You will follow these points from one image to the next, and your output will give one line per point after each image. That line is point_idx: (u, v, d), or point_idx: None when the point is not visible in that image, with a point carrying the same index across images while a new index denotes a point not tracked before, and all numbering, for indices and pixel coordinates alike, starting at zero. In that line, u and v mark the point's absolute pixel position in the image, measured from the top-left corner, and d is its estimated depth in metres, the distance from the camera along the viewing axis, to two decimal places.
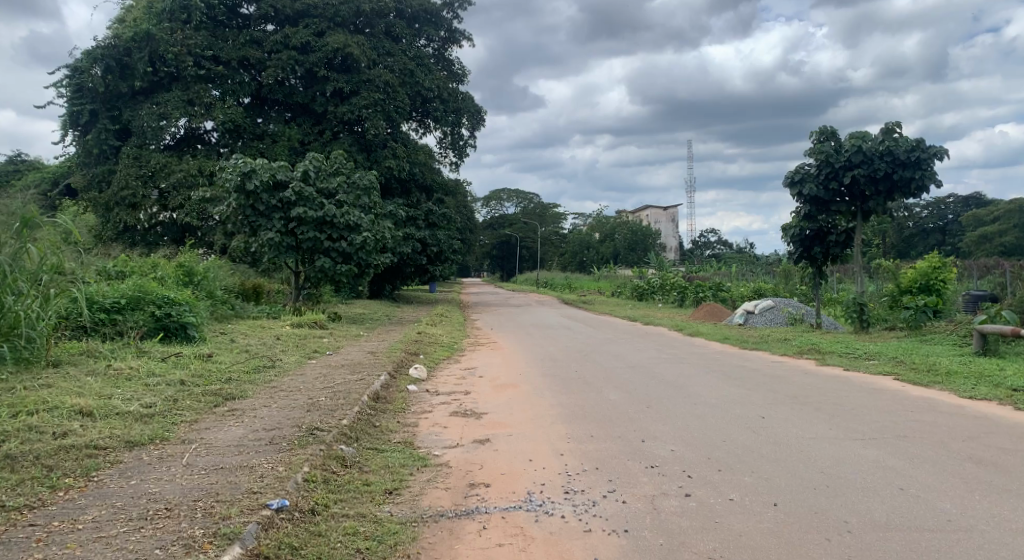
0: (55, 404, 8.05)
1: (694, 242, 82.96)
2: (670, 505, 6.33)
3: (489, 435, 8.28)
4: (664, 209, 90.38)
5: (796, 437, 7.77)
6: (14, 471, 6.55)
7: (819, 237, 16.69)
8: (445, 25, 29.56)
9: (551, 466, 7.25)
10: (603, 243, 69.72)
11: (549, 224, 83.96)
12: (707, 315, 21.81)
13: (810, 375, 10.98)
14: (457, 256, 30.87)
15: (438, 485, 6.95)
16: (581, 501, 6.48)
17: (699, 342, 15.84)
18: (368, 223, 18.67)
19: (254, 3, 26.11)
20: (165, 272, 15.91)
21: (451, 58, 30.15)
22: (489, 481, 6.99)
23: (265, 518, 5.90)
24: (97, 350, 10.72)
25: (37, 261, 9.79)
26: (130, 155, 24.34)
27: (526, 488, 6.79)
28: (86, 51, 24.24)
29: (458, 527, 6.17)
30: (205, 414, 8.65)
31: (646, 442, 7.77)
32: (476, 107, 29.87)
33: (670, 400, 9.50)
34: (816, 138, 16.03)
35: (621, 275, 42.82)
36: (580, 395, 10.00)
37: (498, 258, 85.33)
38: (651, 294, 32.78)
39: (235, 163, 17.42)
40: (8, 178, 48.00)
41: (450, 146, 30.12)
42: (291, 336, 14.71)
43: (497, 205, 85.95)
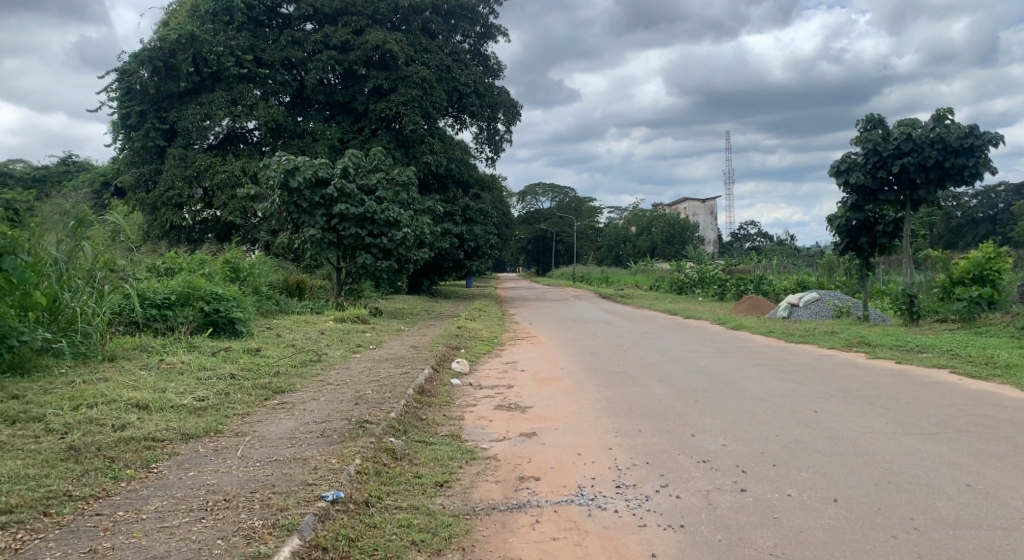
0: (112, 398, 8.20)
1: (734, 235, 82.34)
2: (727, 501, 6.28)
3: (535, 429, 8.28)
4: (702, 202, 89.79)
5: (853, 432, 7.68)
6: (78, 461, 6.68)
7: (866, 228, 16.55)
8: (480, 20, 29.57)
9: (600, 461, 7.22)
10: (640, 237, 69.44)
11: (585, 218, 83.74)
12: (749, 309, 21.63)
13: (861, 368, 10.83)
14: (495, 251, 30.83)
15: (489, 478, 6.96)
16: (634, 496, 6.46)
17: (744, 335, 15.70)
18: (408, 220, 18.75)
19: (294, 4, 26.38)
20: (213, 268, 16.14)
21: (486, 53, 30.12)
22: (538, 474, 6.99)
23: (321, 510, 5.95)
24: (149, 345, 10.89)
25: (91, 258, 10.19)
26: (176, 155, 24.70)
27: (577, 482, 6.78)
28: (132, 54, 24.63)
29: (511, 520, 6.18)
30: (256, 407, 8.76)
31: (696, 437, 7.73)
32: (512, 101, 29.77)
33: (717, 394, 9.42)
34: (864, 126, 15.81)
35: (657, 269, 42.44)
36: (624, 388, 9.97)
37: (534, 253, 85.47)
38: (691, 288, 32.56)
39: (279, 160, 17.64)
40: (58, 180, 49.07)
41: (486, 140, 30.14)
42: (334, 331, 14.83)
43: (532, 199, 85.86)
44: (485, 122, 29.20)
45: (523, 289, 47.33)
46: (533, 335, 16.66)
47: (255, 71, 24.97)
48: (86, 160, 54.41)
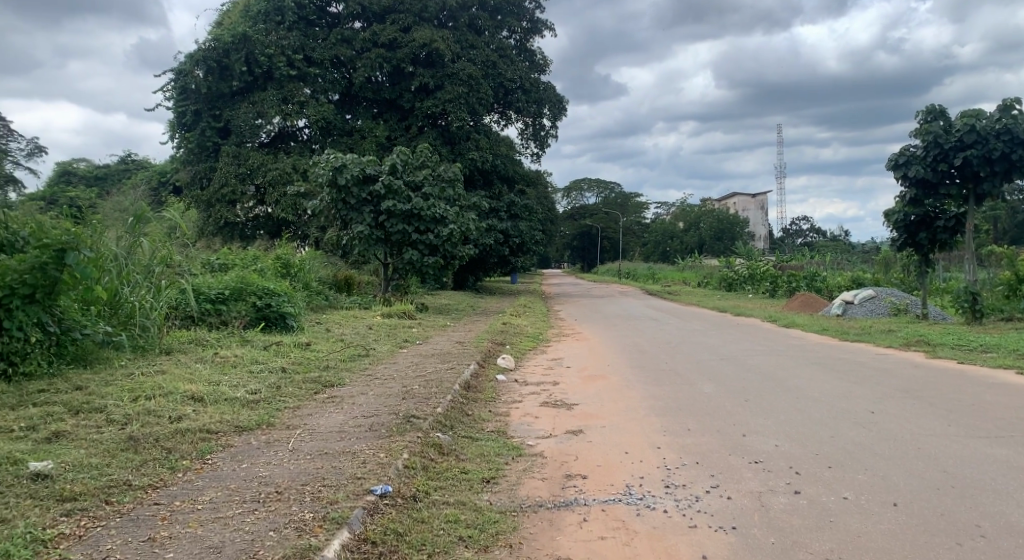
0: (169, 390, 8.44)
1: (785, 231, 81.26)
2: (780, 503, 6.27)
3: (582, 426, 8.33)
4: (753, 197, 88.78)
5: (913, 434, 7.60)
6: (137, 451, 6.89)
7: (925, 223, 16.27)
8: (527, 15, 29.56)
9: (648, 460, 7.24)
10: (688, 232, 68.85)
11: (632, 214, 83.35)
12: (801, 306, 21.39)
13: (921, 369, 10.67)
14: (539, 247, 30.70)
15: (535, 475, 7.03)
16: (683, 496, 6.48)
17: (796, 333, 15.56)
18: (454, 216, 18.88)
19: (343, 2, 26.71)
20: (265, 264, 16.45)
21: (533, 49, 30.11)
22: (585, 473, 7.04)
23: (370, 504, 6.07)
24: (204, 339, 11.15)
25: (149, 255, 10.49)
26: (229, 153, 25.19)
27: (625, 480, 6.82)
28: (188, 54, 25.16)
29: (559, 518, 6.24)
30: (306, 401, 8.95)
31: (747, 437, 7.71)
32: (558, 97, 29.71)
33: (769, 394, 9.37)
34: (924, 118, 15.54)
35: (706, 265, 42.05)
36: (672, 387, 9.96)
37: (580, 249, 85.35)
38: (741, 285, 32.25)
39: (327, 158, 17.92)
40: (118, 178, 50.49)
41: (532, 136, 30.15)
42: (381, 326, 15.02)
43: (578, 195, 85.62)
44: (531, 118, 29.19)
45: (569, 285, 47.32)
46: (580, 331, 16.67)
47: (306, 70, 25.35)
48: (144, 160, 55.85)
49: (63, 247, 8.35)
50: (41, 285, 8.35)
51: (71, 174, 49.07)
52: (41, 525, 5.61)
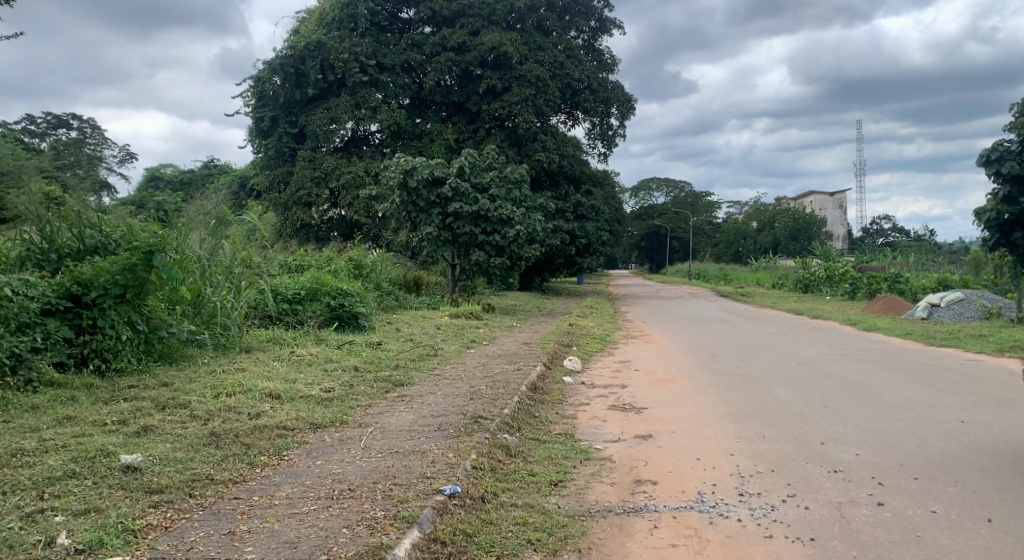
0: (248, 387, 8.76)
1: (864, 230, 79.37)
2: (861, 514, 6.23)
3: (651, 430, 8.36)
4: (831, 196, 86.94)
5: (1006, 445, 7.45)
6: (218, 446, 7.19)
7: (1021, 222, 15.64)
8: (595, 14, 29.50)
9: (721, 466, 7.25)
10: (762, 232, 67.78)
11: (702, 213, 82.41)
12: (883, 308, 20.95)
13: (1011, 376, 10.41)
14: (606, 247, 30.55)
15: (604, 479, 7.09)
16: (758, 505, 6.48)
17: (876, 337, 15.26)
18: (520, 217, 19.01)
19: (413, 8, 27.17)
20: (338, 265, 16.88)
21: (601, 48, 29.99)
22: (655, 478, 7.08)
23: (439, 504, 6.22)
24: (281, 338, 11.50)
25: (229, 256, 11.31)
26: (305, 157, 25.93)
27: (697, 488, 6.84)
28: (266, 62, 26.15)
29: (628, 524, 6.30)
30: (377, 399, 9.17)
31: (826, 444, 7.66)
32: (626, 96, 29.58)
33: (848, 400, 9.26)
34: (1019, 111, 15.15)
35: (780, 265, 41.31)
36: (746, 391, 9.92)
37: (649, 249, 84.84)
38: (818, 286, 31.69)
39: (397, 161, 18.29)
40: (201, 183, 52.39)
41: (599, 136, 30.07)
42: (450, 326, 15.25)
43: (647, 195, 85.20)
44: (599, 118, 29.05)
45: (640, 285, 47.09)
46: (650, 334, 16.64)
47: (378, 76, 25.77)
48: (223, 164, 57.82)
49: (151, 249, 8.82)
50: (130, 285, 8.83)
51: (157, 178, 51.26)
52: (131, 516, 5.88)
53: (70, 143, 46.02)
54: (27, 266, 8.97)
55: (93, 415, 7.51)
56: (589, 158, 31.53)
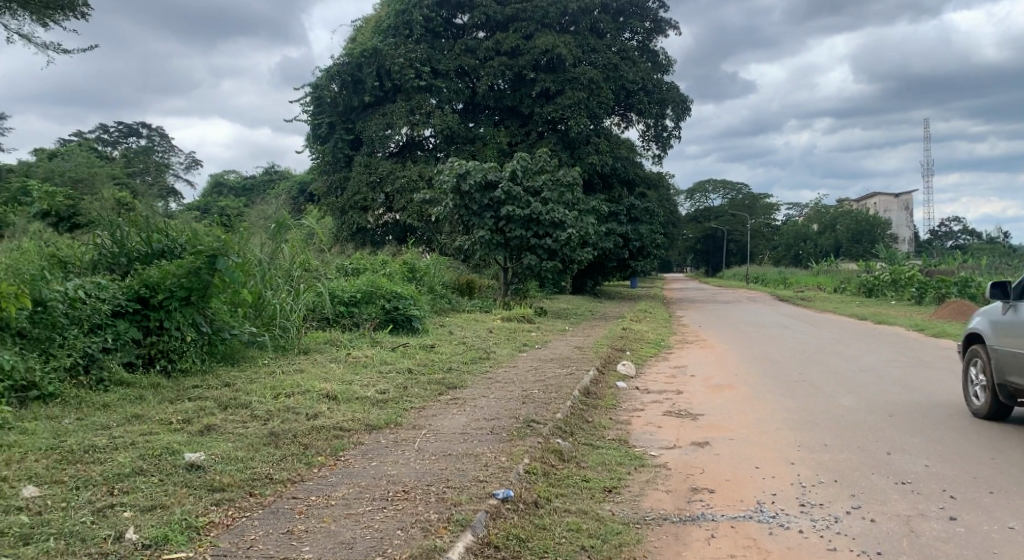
0: (307, 389, 8.97)
1: (932, 233, 77.38)
2: (931, 529, 6.16)
3: (707, 438, 8.35)
4: (896, 197, 85.06)
5: None
6: (278, 446, 7.38)
7: None
8: (650, 15, 29.28)
9: (781, 476, 7.22)
10: (823, 234, 66.53)
11: (760, 215, 81.29)
12: (952, 313, 20.46)
13: None
14: (661, 250, 30.34)
15: (659, 486, 7.11)
16: (821, 516, 6.44)
17: (943, 344, 14.93)
18: (573, 220, 18.85)
19: (467, 13, 27.41)
20: (393, 268, 17.16)
21: (655, 49, 29.76)
22: (713, 486, 7.08)
23: (492, 508, 6.31)
24: (338, 340, 11.73)
25: (289, 259, 11.68)
26: (362, 163, 26.51)
27: (756, 497, 6.82)
28: (324, 70, 26.76)
29: (684, 532, 6.31)
30: (431, 401, 9.31)
31: (892, 455, 7.58)
32: (682, 97, 29.35)
33: (915, 409, 9.14)
34: None
35: (842, 268, 40.46)
36: (807, 399, 9.84)
37: (705, 252, 84.10)
38: (882, 290, 31.04)
39: (451, 165, 18.51)
40: (263, 187, 53.71)
41: (654, 138, 29.89)
42: (502, 329, 15.37)
43: (702, 197, 84.65)
44: (653, 119, 28.87)
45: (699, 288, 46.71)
46: (706, 338, 16.52)
47: (433, 81, 26.06)
48: (285, 169, 59.13)
49: (215, 253, 9.09)
50: (195, 288, 9.12)
51: (220, 184, 52.64)
52: (195, 513, 6.06)
53: (139, 151, 47.52)
54: (98, 269, 9.33)
55: (160, 414, 7.78)
56: (643, 160, 31.39)
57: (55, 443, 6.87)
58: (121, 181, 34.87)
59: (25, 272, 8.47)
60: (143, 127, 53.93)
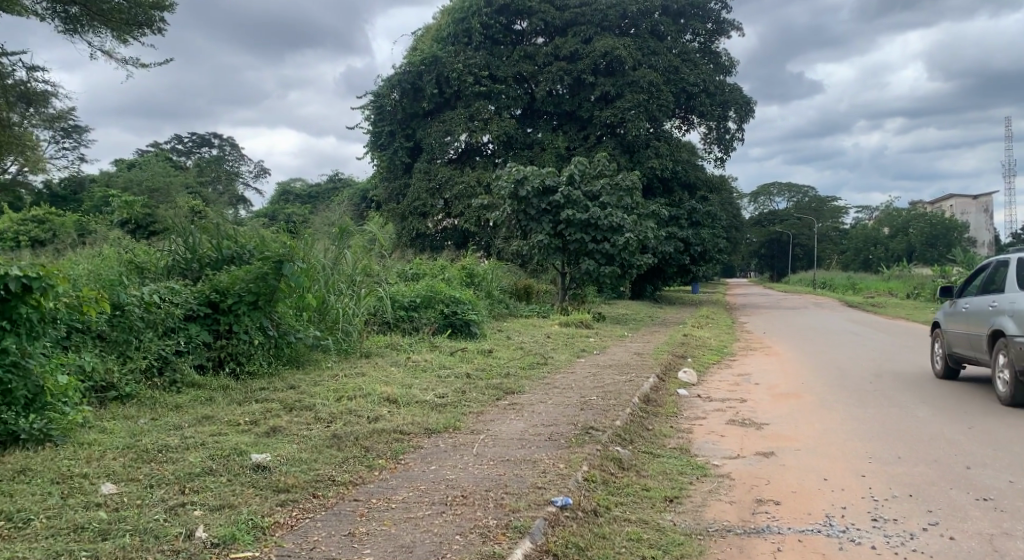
0: (368, 392, 9.13)
1: (1014, 238, 74.67)
2: (1017, 549, 6.03)
3: (773, 448, 8.28)
4: (975, 198, 82.61)
5: None
6: (340, 448, 7.54)
7: None
8: (712, 17, 28.92)
9: (852, 488, 7.14)
10: (895, 239, 64.40)
11: (827, 219, 79.81)
12: None
13: None
14: (723, 256, 29.91)
15: (722, 497, 7.08)
16: (896, 532, 6.35)
17: None
18: (631, 224, 18.68)
19: (526, 19, 27.58)
20: (451, 273, 17.41)
21: (718, 50, 29.28)
22: (779, 498, 7.02)
23: (551, 515, 6.37)
24: (398, 344, 11.90)
25: (351, 265, 11.92)
26: (421, 170, 26.90)
27: (825, 510, 6.75)
28: (385, 79, 27.42)
29: (749, 545, 6.27)
30: (489, 406, 9.39)
31: (971, 469, 7.44)
32: (745, 98, 28.82)
33: (993, 421, 8.94)
34: None
35: (916, 274, 39.40)
36: (877, 408, 9.69)
37: (769, 258, 83.02)
38: None
39: (509, 170, 18.62)
40: (329, 193, 54.86)
41: (716, 140, 29.51)
42: (560, 335, 15.41)
43: (766, 200, 83.83)
44: (715, 121, 28.58)
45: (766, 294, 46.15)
46: (770, 345, 16.30)
47: (492, 87, 26.27)
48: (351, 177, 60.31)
49: (281, 258, 9.36)
50: (263, 292, 9.41)
51: (287, 193, 53.97)
52: (261, 513, 6.23)
53: (210, 161, 48.96)
54: (172, 275, 9.66)
55: (229, 415, 8.00)
56: (705, 163, 31.11)
57: (132, 442, 7.13)
58: (193, 190, 35.92)
59: (104, 276, 8.80)
60: (214, 137, 55.42)
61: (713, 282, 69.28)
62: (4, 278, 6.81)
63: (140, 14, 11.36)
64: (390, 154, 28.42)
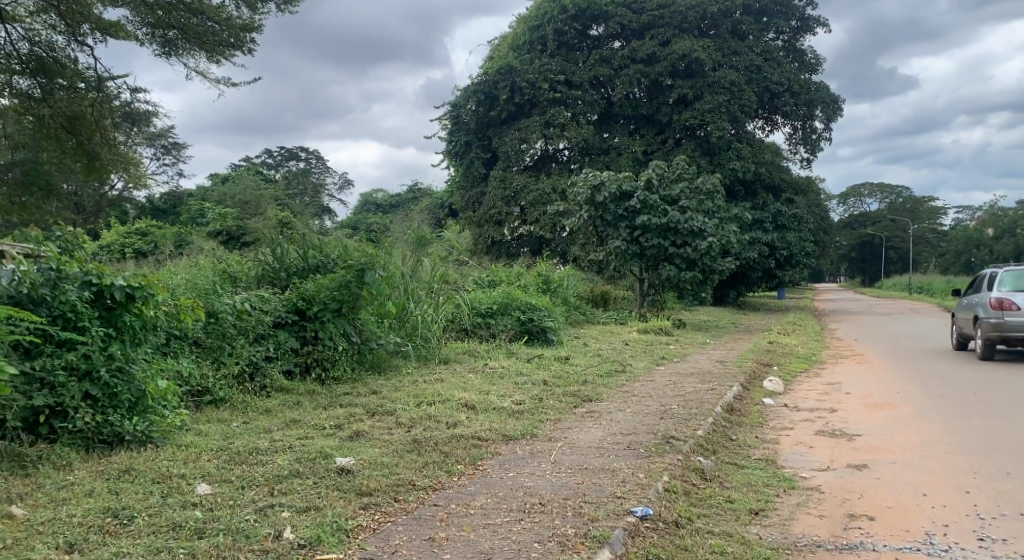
0: (447, 397, 9.28)
1: None
2: None
3: (866, 461, 8.10)
4: None
5: None
6: (420, 453, 7.67)
7: None
8: (797, 14, 28.25)
9: (951, 505, 6.95)
10: (1000, 241, 60.17)
11: (923, 221, 76.97)
12: None
13: None
14: (811, 260, 29.02)
15: (811, 511, 6.97)
16: (1002, 553, 6.17)
17: None
18: (712, 228, 18.53)
19: (602, 24, 27.61)
20: (527, 281, 17.63)
21: (803, 48, 28.66)
22: (872, 514, 6.88)
23: (631, 526, 6.38)
24: (477, 350, 12.04)
25: (429, 272, 12.10)
26: (498, 178, 27.13)
27: (924, 528, 6.59)
28: (462, 88, 27.87)
29: None
30: (567, 413, 9.42)
31: None
32: (831, 97, 28.02)
33: None
34: None
35: None
36: (973, 420, 9.40)
37: (860, 262, 80.77)
38: None
39: (585, 176, 18.67)
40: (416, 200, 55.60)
41: (802, 141, 28.74)
42: (639, 342, 15.32)
43: (857, 202, 82.10)
44: (801, 121, 27.82)
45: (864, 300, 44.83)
46: (857, 353, 15.90)
47: (568, 94, 26.39)
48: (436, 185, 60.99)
49: (363, 266, 9.70)
50: (346, 301, 9.69)
51: (371, 203, 55.03)
52: (344, 516, 6.39)
53: (297, 172, 50.24)
54: (262, 283, 9.99)
55: (315, 418, 8.24)
56: (791, 164, 30.55)
57: (225, 444, 7.40)
58: (283, 201, 36.96)
59: (199, 285, 9.16)
60: (302, 150, 56.95)
61: (801, 288, 67.75)
62: (110, 287, 7.37)
63: (231, 36, 11.81)
64: (468, 164, 28.80)
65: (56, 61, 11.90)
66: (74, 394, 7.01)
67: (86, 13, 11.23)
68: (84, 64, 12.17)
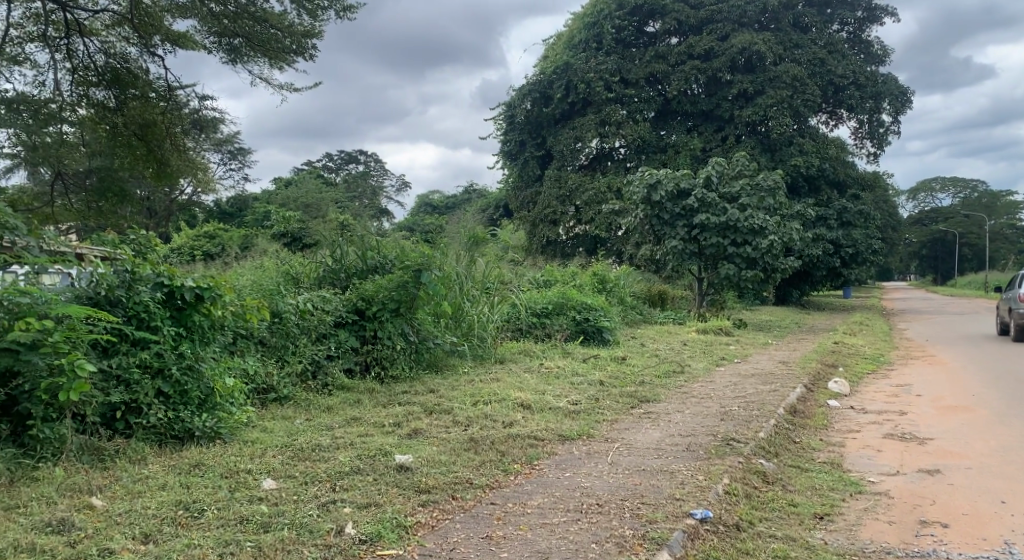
0: (503, 397, 9.36)
1: None
2: None
3: (936, 465, 7.96)
4: None
5: None
6: (477, 452, 7.76)
7: None
8: (862, 4, 27.69)
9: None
10: None
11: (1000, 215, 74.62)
12: None
13: None
14: (879, 258, 28.38)
15: (879, 516, 6.88)
16: None
17: None
18: (774, 226, 18.28)
19: (659, 20, 27.48)
20: (582, 280, 17.66)
21: (869, 39, 28.11)
22: (943, 520, 6.77)
23: (690, 528, 6.39)
24: (532, 350, 12.09)
25: (485, 271, 12.20)
26: (553, 177, 27.21)
27: (995, 535, 6.48)
28: (518, 89, 28.02)
29: None
30: (623, 414, 9.43)
31: None
32: (899, 88, 27.42)
33: None
34: None
35: None
36: None
37: (932, 260, 78.69)
38: None
39: (642, 175, 18.65)
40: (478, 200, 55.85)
41: (868, 135, 28.14)
42: (697, 342, 15.24)
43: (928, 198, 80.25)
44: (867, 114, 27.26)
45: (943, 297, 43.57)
46: (925, 353, 15.56)
47: (623, 92, 26.35)
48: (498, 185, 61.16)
49: (419, 267, 9.87)
50: (404, 300, 9.86)
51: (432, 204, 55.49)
52: (404, 512, 6.51)
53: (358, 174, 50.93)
54: (323, 284, 10.22)
55: (375, 417, 8.39)
56: (857, 158, 29.97)
57: (289, 440, 7.59)
58: (344, 203, 37.54)
59: (264, 286, 9.40)
60: (363, 153, 57.76)
61: (871, 287, 66.27)
62: (180, 288, 7.68)
63: (293, 43, 12.03)
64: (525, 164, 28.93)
65: (129, 71, 12.36)
66: (148, 391, 7.27)
67: (157, 24, 11.62)
68: (155, 75, 12.55)
